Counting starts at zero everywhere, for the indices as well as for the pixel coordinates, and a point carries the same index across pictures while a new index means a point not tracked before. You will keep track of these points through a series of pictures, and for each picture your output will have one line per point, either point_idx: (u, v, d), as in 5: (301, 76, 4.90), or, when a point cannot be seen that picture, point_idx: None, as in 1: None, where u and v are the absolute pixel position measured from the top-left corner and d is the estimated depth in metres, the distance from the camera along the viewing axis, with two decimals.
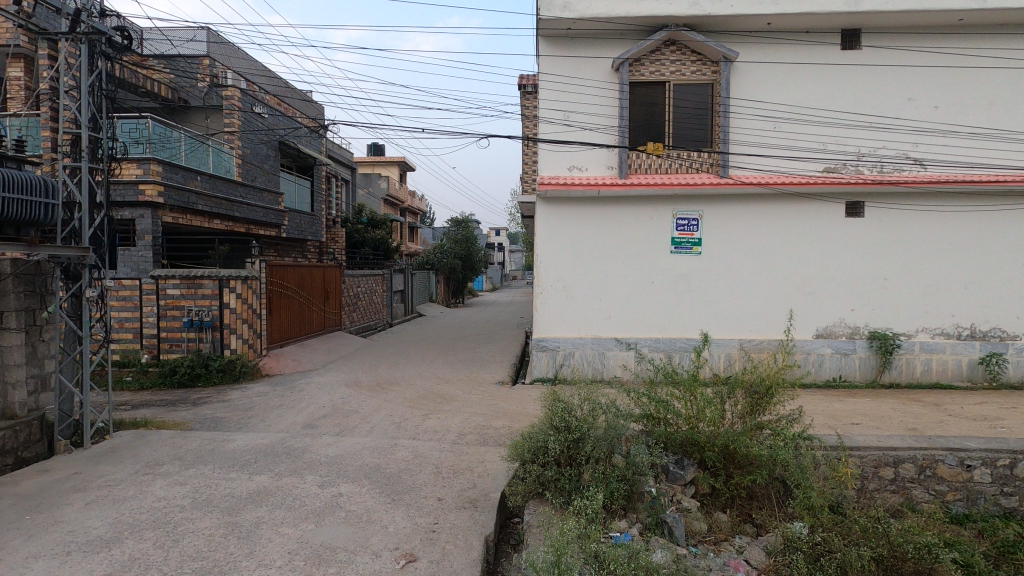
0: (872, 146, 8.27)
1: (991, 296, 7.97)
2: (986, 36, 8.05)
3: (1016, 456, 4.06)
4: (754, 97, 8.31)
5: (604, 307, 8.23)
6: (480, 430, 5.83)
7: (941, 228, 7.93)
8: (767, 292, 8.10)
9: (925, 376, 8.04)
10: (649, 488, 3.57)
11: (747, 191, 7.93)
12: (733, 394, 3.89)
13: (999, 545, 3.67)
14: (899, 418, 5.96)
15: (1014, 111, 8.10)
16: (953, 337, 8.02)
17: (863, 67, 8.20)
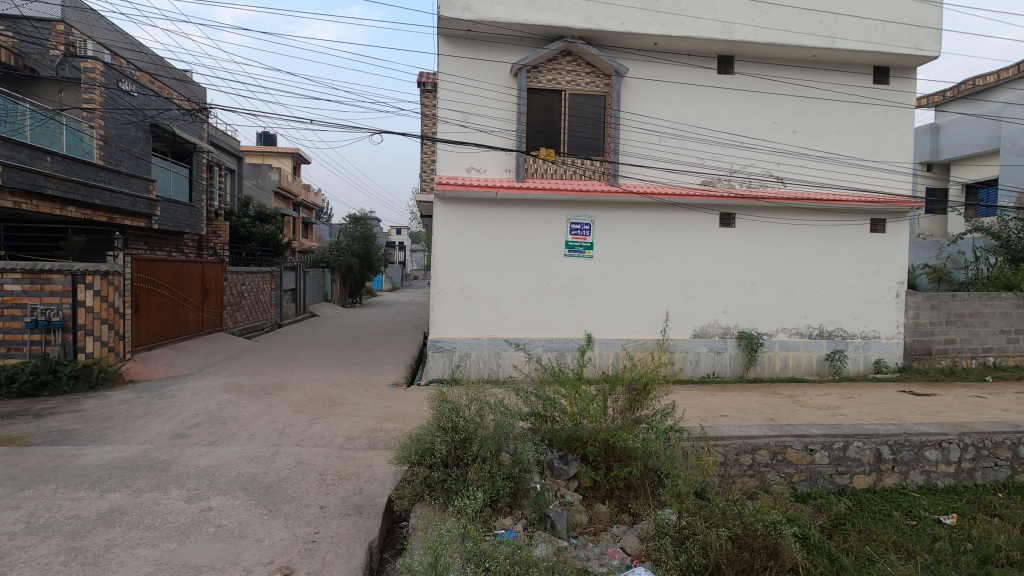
0: (742, 164, 9.12)
1: (837, 301, 9.09)
2: (834, 72, 9.18)
3: (848, 440, 4.63)
4: (641, 112, 8.85)
5: (500, 308, 8.34)
6: (369, 434, 5.66)
7: (797, 239, 8.92)
8: (651, 294, 8.64)
9: (783, 371, 9.00)
10: (534, 484, 3.65)
11: (635, 200, 8.41)
12: (613, 390, 4.13)
13: (834, 518, 4.17)
14: (760, 409, 6.62)
15: (855, 139, 9.29)
16: (806, 336, 9.05)
17: (735, 91, 9.02)
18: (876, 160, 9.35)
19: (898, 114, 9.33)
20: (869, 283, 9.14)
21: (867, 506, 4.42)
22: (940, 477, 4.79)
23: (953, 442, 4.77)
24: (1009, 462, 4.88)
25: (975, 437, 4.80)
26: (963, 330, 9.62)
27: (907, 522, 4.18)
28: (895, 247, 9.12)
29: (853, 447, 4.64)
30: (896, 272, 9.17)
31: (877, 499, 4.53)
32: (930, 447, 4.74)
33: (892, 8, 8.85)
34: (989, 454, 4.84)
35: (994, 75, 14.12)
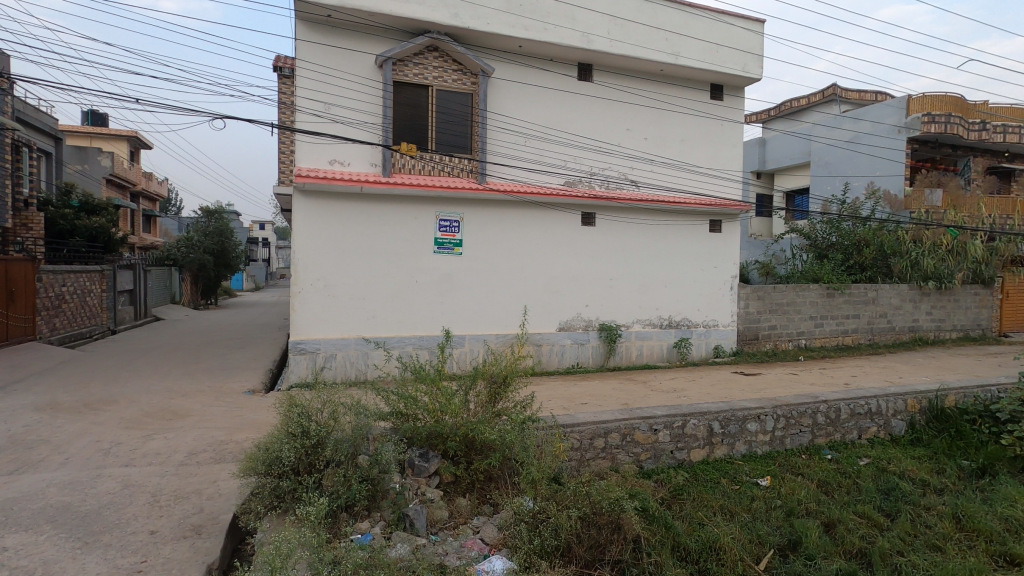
0: (600, 167, 9.72)
1: (683, 294, 10.07)
2: (678, 86, 10.12)
3: (686, 418, 5.16)
4: (507, 112, 9.06)
5: (368, 307, 8.09)
6: (216, 447, 5.18)
7: (650, 237, 9.72)
8: (519, 289, 8.91)
9: (638, 359, 9.77)
10: (394, 484, 3.58)
11: (502, 198, 8.59)
12: (474, 385, 4.21)
13: (673, 489, 4.60)
14: (617, 395, 7.13)
15: (696, 148, 10.32)
16: (658, 326, 9.91)
17: (593, 98, 9.59)
18: (714, 167, 10.48)
19: (730, 128, 10.53)
20: (709, 277, 10.23)
21: (700, 475, 4.94)
22: (759, 445, 5.50)
23: (768, 414, 5.51)
24: (810, 428, 5.74)
25: (785, 409, 5.59)
26: (782, 317, 11.12)
27: (733, 487, 4.74)
28: (729, 245, 10.30)
29: (690, 424, 5.18)
30: (730, 267, 10.37)
31: (710, 468, 5.07)
32: (751, 420, 5.44)
33: (724, 33, 9.97)
34: (796, 422, 5.66)
35: (805, 99, 17.46)
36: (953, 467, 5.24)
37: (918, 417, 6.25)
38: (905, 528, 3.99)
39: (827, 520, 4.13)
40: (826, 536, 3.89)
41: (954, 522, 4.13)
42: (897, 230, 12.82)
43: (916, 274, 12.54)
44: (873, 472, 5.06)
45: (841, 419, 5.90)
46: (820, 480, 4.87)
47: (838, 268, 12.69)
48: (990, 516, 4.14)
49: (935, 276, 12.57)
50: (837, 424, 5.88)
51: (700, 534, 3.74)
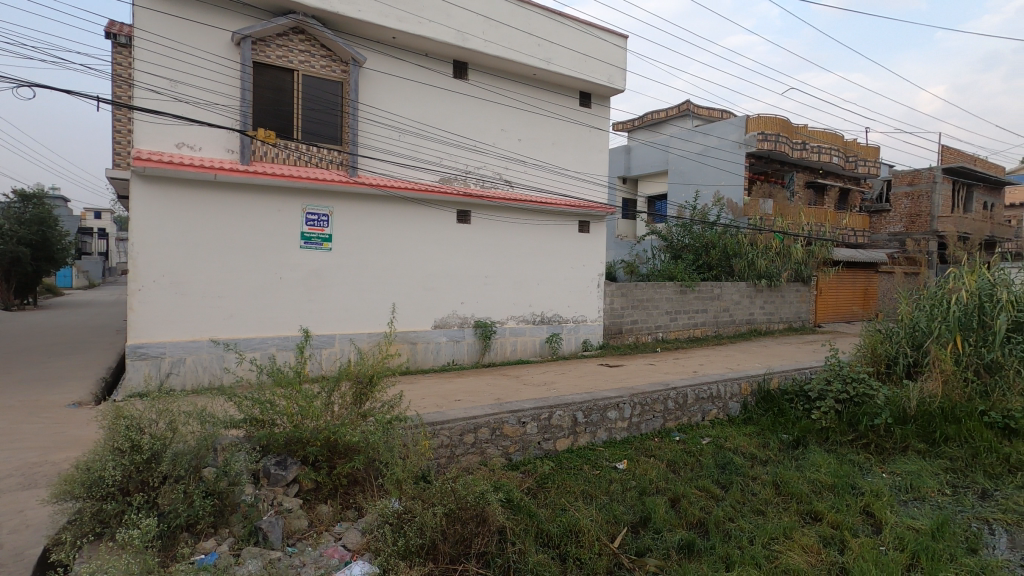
0: (475, 165, 9.80)
1: (555, 291, 10.51)
2: (550, 92, 10.54)
3: (552, 409, 5.39)
4: (380, 105, 8.80)
5: (225, 306, 7.42)
6: (26, 470, 4.43)
7: (523, 236, 10.01)
8: (393, 286, 8.71)
9: (513, 354, 10.02)
10: (245, 497, 3.31)
11: (375, 192, 8.33)
12: (338, 386, 4.05)
13: (539, 479, 4.77)
14: (490, 390, 7.25)
15: (566, 151, 10.82)
16: (531, 322, 10.25)
17: (468, 97, 9.65)
18: (583, 171, 11.06)
19: (597, 135, 11.18)
20: (578, 275, 10.78)
21: (565, 462, 5.18)
22: (618, 432, 5.91)
23: (626, 402, 5.95)
24: (662, 413, 6.29)
25: (640, 397, 6.07)
26: (642, 312, 12.04)
27: (593, 472, 5.03)
28: (596, 245, 10.94)
29: (556, 415, 5.42)
30: (597, 266, 11.02)
31: (573, 455, 5.34)
32: (610, 408, 5.83)
33: (592, 45, 10.55)
34: (650, 408, 6.17)
35: (664, 112, 19.04)
36: (775, 440, 6.03)
37: (750, 399, 7.10)
38: (736, 497, 4.50)
39: (674, 495, 4.54)
40: (672, 511, 4.27)
41: (774, 488, 4.74)
42: (738, 234, 14.44)
43: (752, 273, 14.27)
44: (713, 449, 5.67)
45: (688, 404, 6.53)
46: (669, 460, 5.34)
47: (689, 267, 14.03)
48: (801, 480, 4.83)
49: (766, 274, 14.43)
50: (684, 409, 6.50)
51: (562, 519, 3.92)
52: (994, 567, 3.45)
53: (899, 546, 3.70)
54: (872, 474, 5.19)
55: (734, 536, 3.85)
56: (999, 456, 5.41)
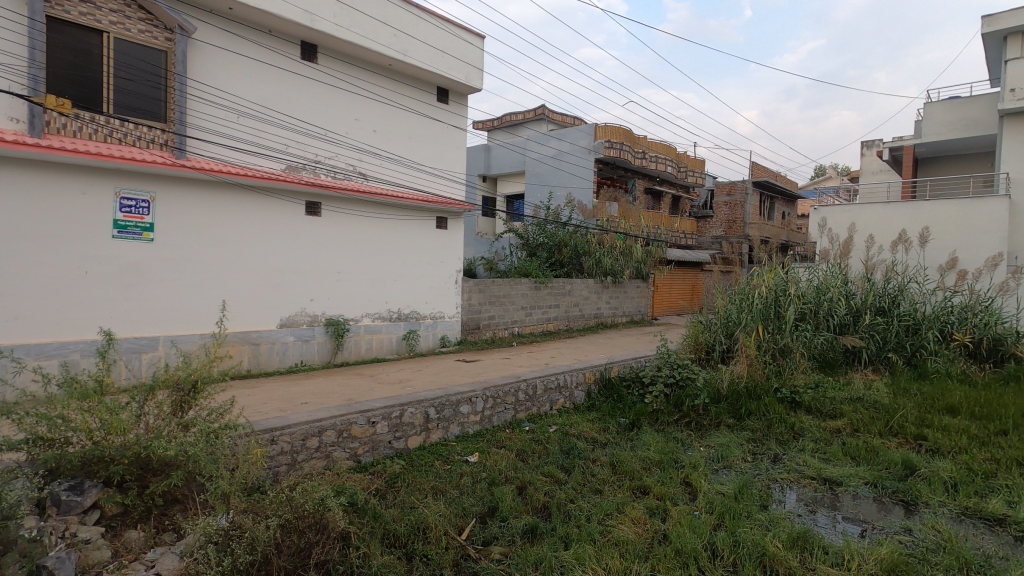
0: (326, 155, 9.27)
1: (412, 287, 10.35)
2: (406, 85, 10.36)
3: (404, 407, 5.31)
4: (215, 82, 7.95)
5: (8, 305, 6.17)
6: None
7: (378, 230, 9.71)
8: (231, 283, 7.93)
9: (368, 353, 9.67)
10: (26, 531, 2.78)
11: (207, 177, 7.51)
12: (153, 395, 3.59)
13: (389, 478, 4.66)
14: (341, 391, 6.92)
15: (423, 146, 10.70)
16: (387, 319, 9.98)
17: (317, 82, 9.11)
18: (440, 168, 11.04)
19: (454, 132, 11.24)
20: (435, 271, 10.74)
21: (417, 460, 5.11)
22: (471, 425, 6.00)
23: (478, 396, 6.08)
24: (513, 405, 6.53)
25: (492, 390, 6.25)
26: (499, 308, 12.35)
27: (445, 467, 5.03)
28: (453, 242, 10.99)
29: (407, 413, 5.35)
30: (454, 262, 11.07)
31: (425, 453, 5.28)
32: (463, 403, 5.91)
33: (449, 42, 10.56)
34: (501, 401, 6.37)
35: (522, 115, 19.74)
36: (614, 424, 6.54)
37: (593, 386, 7.68)
38: (577, 480, 4.80)
39: (521, 483, 4.71)
40: (519, 498, 4.43)
41: (611, 467, 5.15)
42: (587, 234, 15.41)
43: (599, 271, 15.34)
44: (559, 436, 5.99)
45: (538, 394, 6.85)
46: (518, 450, 5.54)
47: (543, 264, 14.70)
48: (633, 459, 5.29)
49: (611, 272, 15.61)
50: (534, 399, 6.81)
51: (409, 517, 3.88)
52: (779, 518, 4.04)
53: (709, 509, 4.21)
54: (692, 447, 5.86)
55: (573, 516, 4.09)
56: (787, 425, 6.40)
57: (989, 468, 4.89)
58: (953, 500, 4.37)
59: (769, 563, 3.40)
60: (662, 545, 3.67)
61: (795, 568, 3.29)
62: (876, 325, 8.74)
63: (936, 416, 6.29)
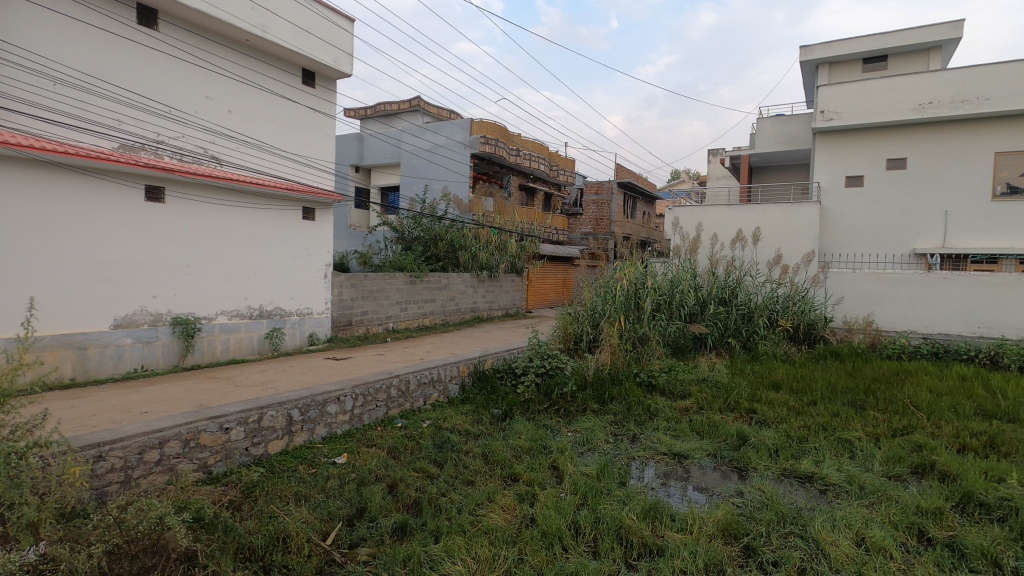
0: (170, 135, 8.29)
1: (275, 282, 9.65)
2: (265, 63, 9.60)
3: (262, 411, 4.95)
4: (23, 41, 6.72)
5: None
6: None
7: (235, 220, 8.90)
8: (47, 278, 6.79)
9: (224, 354, 8.84)
10: None
11: (13, 152, 6.33)
12: None
13: (245, 488, 4.31)
14: (191, 397, 6.27)
15: (285, 131, 9.99)
16: (246, 317, 9.19)
17: (158, 52, 8.11)
18: (306, 155, 10.39)
19: (320, 118, 10.65)
20: (301, 265, 10.11)
21: (277, 467, 4.77)
22: (339, 426, 5.74)
23: (346, 394, 5.85)
24: (384, 402, 6.37)
25: (362, 388, 6.06)
26: (372, 303, 11.95)
27: (309, 471, 4.76)
28: (321, 234, 10.45)
29: (267, 417, 4.98)
30: (322, 256, 10.52)
31: (287, 458, 4.95)
32: (330, 403, 5.64)
33: (316, 23, 9.99)
34: (372, 398, 6.18)
35: (396, 104, 19.23)
36: (487, 415, 6.63)
37: (467, 379, 7.74)
38: (449, 473, 4.80)
39: (391, 481, 4.60)
40: (389, 497, 4.32)
41: (483, 458, 5.22)
42: (463, 228, 15.46)
43: (475, 265, 15.46)
44: (433, 431, 5.95)
45: (410, 390, 6.76)
46: (389, 447, 5.40)
47: (418, 258, 14.48)
48: (505, 449, 5.41)
49: (486, 266, 15.81)
50: (407, 395, 6.71)
51: (268, 528, 3.61)
52: (635, 492, 4.38)
53: (573, 490, 4.44)
54: (560, 433, 6.13)
55: (445, 509, 4.09)
56: (644, 407, 6.93)
57: (802, 434, 5.70)
58: (776, 464, 5.03)
59: (624, 535, 3.66)
60: (529, 529, 3.79)
61: (647, 537, 3.57)
62: (718, 314, 9.79)
63: (763, 392, 7.21)
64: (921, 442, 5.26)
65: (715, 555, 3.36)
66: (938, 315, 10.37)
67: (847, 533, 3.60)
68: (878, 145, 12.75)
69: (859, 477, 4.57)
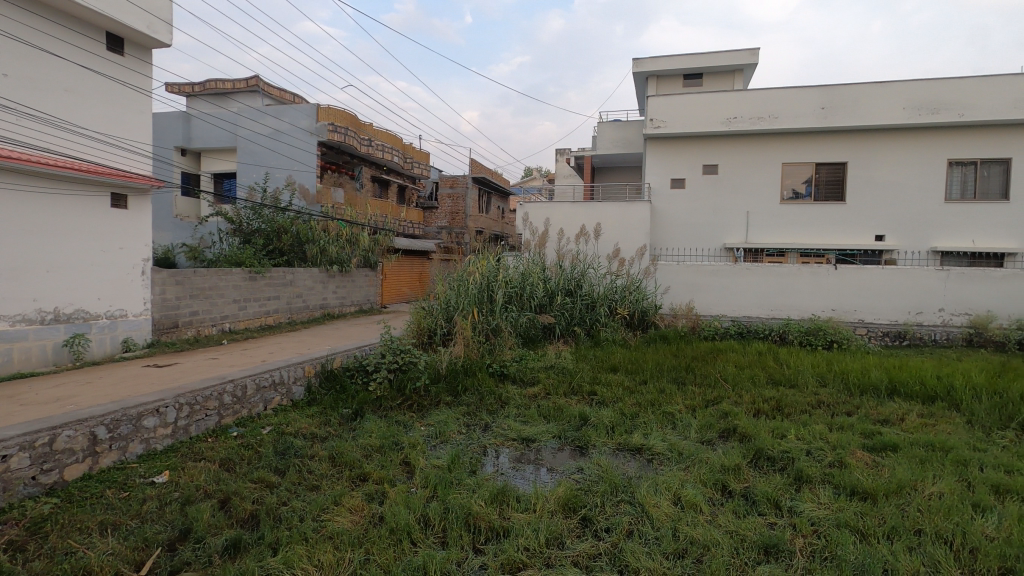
0: None
1: (75, 281, 8.22)
2: (55, 22, 8.13)
3: (55, 431, 4.23)
4: None
5: None
6: None
7: (16, 207, 7.41)
8: None
9: (5, 368, 7.33)
10: None
11: None
12: None
13: (33, 524, 3.63)
14: None
15: (85, 104, 8.55)
16: (35, 323, 7.71)
17: None
18: (114, 134, 8.99)
19: (132, 93, 9.30)
20: (110, 261, 8.75)
21: (77, 495, 4.09)
22: (159, 441, 5.09)
23: (168, 405, 5.22)
24: (216, 410, 5.79)
25: (188, 396, 5.45)
26: (204, 302, 10.74)
27: (120, 495, 4.16)
28: (135, 225, 9.13)
29: (62, 437, 4.27)
30: (138, 250, 9.21)
31: (90, 484, 4.26)
32: (147, 416, 5.00)
33: None
34: (200, 407, 5.58)
35: (230, 83, 17.44)
36: (335, 416, 6.33)
37: (314, 380, 7.33)
38: (291, 480, 4.51)
39: (223, 496, 4.19)
40: (220, 513, 3.94)
41: (330, 461, 4.99)
42: (309, 220, 14.55)
43: (323, 259, 14.64)
44: (274, 437, 5.54)
45: (247, 395, 6.23)
46: (222, 460, 4.91)
47: (259, 252, 13.31)
48: (354, 449, 5.23)
49: (337, 260, 15.06)
50: (243, 401, 6.17)
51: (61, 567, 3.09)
52: (484, 479, 4.50)
53: (424, 484, 4.43)
54: (413, 428, 6.07)
55: (284, 519, 3.84)
56: (495, 396, 7.14)
57: (634, 410, 6.31)
58: (611, 439, 5.51)
59: (473, 521, 3.74)
60: (377, 528, 3.71)
61: (495, 521, 3.70)
62: (565, 305, 10.40)
63: (603, 374, 7.85)
64: (726, 410, 6.11)
65: (555, 529, 3.59)
66: (742, 301, 12.12)
67: (665, 494, 4.07)
68: (695, 152, 14.48)
69: (679, 445, 5.18)
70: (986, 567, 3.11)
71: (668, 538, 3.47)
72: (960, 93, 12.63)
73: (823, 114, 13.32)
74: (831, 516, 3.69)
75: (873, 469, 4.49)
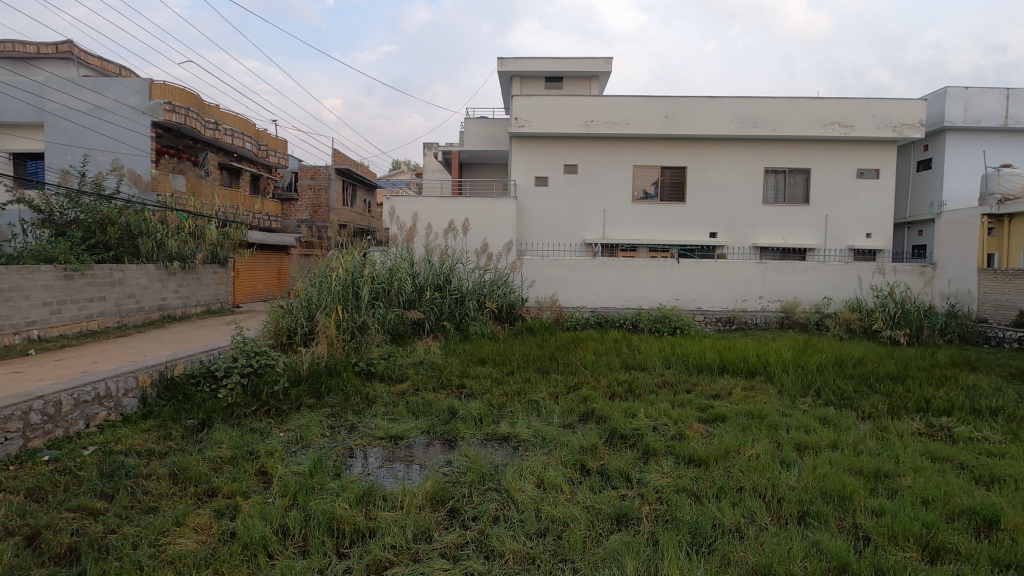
0: None
1: None
2: None
3: None
4: None
5: None
6: None
7: None
8: None
9: None
10: None
11: None
12: None
13: None
14: None
15: None
16: None
17: None
18: None
19: None
20: None
21: None
22: None
23: None
24: (20, 432, 4.92)
25: None
26: (2, 306, 9.02)
27: None
28: None
29: None
30: None
31: None
32: None
33: None
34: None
35: (33, 47, 14.77)
36: (178, 428, 5.70)
37: (150, 391, 6.51)
38: (122, 504, 3.99)
39: (32, 532, 3.58)
40: (27, 551, 3.36)
41: (171, 478, 4.48)
42: (142, 210, 12.85)
43: (161, 254, 13.02)
44: (99, 458, 4.84)
45: (62, 412, 5.37)
46: (28, 490, 4.18)
47: (77, 247, 11.47)
48: (200, 462, 4.76)
49: (178, 256, 13.49)
50: (57, 420, 5.32)
51: None
52: (348, 481, 4.35)
53: (283, 492, 4.17)
54: (269, 435, 5.66)
55: (114, 548, 3.39)
56: (362, 396, 6.91)
57: (501, 401, 6.49)
58: (480, 430, 5.62)
59: (337, 525, 3.61)
60: (228, 545, 3.42)
61: (360, 522, 3.60)
62: (434, 300, 10.33)
63: (471, 367, 7.97)
64: (585, 395, 6.53)
65: (423, 524, 3.59)
66: (599, 293, 13.00)
67: (529, 478, 4.26)
68: (557, 152, 15.19)
69: (542, 431, 5.43)
70: (789, 512, 3.69)
71: (531, 519, 3.64)
72: (773, 111, 14.68)
73: (666, 122, 14.71)
74: (672, 483, 4.14)
75: (706, 438, 5.09)
